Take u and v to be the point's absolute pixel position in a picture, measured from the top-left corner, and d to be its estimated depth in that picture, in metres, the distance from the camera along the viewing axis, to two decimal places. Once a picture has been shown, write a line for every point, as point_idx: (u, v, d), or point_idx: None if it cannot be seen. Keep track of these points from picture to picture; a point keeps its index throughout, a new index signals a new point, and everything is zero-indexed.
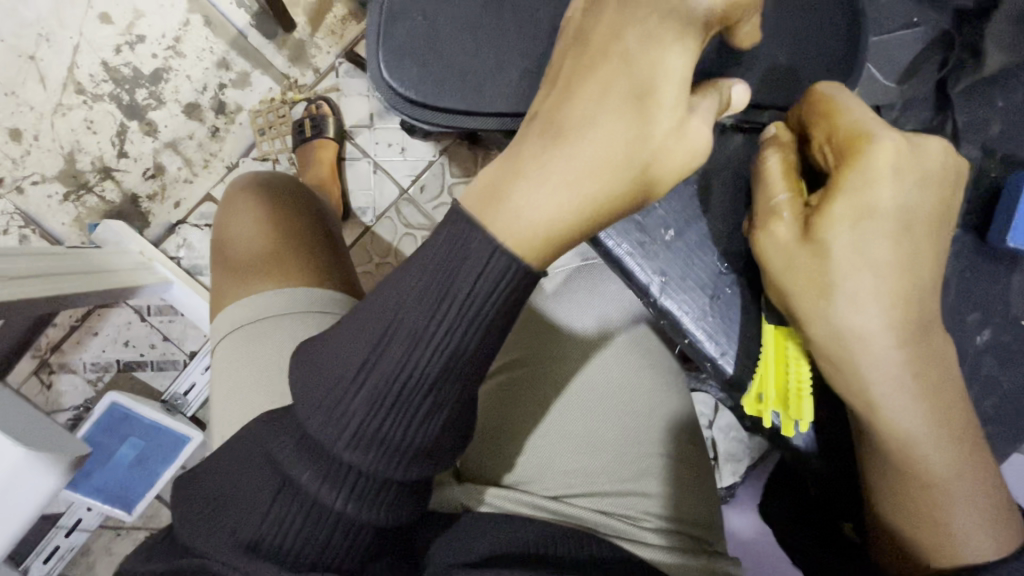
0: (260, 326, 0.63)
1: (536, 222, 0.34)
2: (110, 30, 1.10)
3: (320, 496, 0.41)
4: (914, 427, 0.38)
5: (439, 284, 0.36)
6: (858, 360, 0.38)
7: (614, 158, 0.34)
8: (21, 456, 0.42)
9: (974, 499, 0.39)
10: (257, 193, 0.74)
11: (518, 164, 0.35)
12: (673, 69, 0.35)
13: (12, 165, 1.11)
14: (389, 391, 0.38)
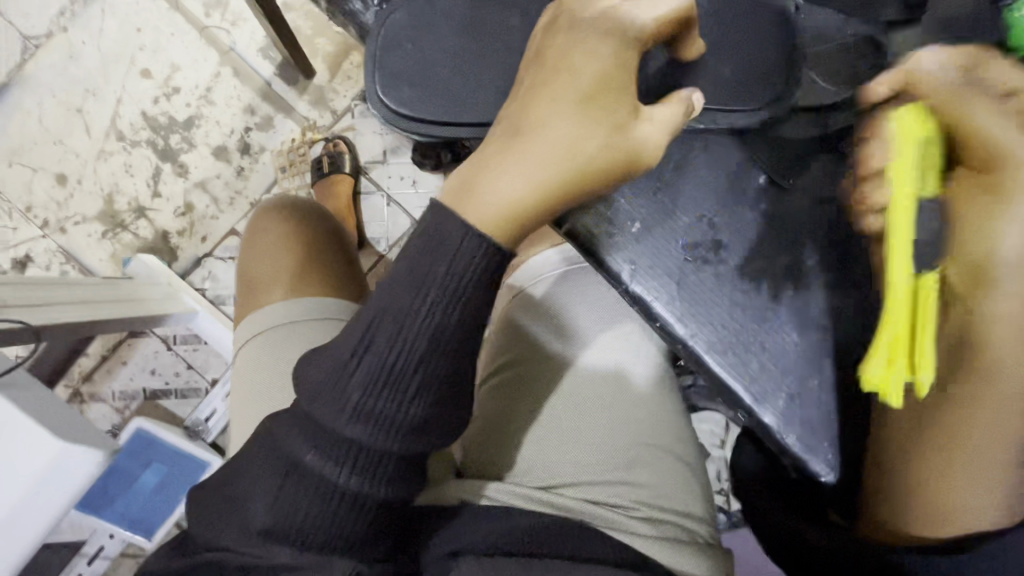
0: (275, 334, 0.68)
1: (502, 209, 0.39)
2: (149, 83, 1.22)
3: (323, 479, 0.43)
4: (1020, 415, 0.37)
5: (420, 273, 0.40)
6: (1000, 345, 0.36)
7: (575, 154, 0.39)
8: (60, 446, 0.51)
9: (998, 483, 0.38)
10: (274, 217, 0.80)
11: (486, 161, 0.40)
12: (617, 82, 0.40)
13: (57, 207, 1.21)
14: (381, 373, 0.41)
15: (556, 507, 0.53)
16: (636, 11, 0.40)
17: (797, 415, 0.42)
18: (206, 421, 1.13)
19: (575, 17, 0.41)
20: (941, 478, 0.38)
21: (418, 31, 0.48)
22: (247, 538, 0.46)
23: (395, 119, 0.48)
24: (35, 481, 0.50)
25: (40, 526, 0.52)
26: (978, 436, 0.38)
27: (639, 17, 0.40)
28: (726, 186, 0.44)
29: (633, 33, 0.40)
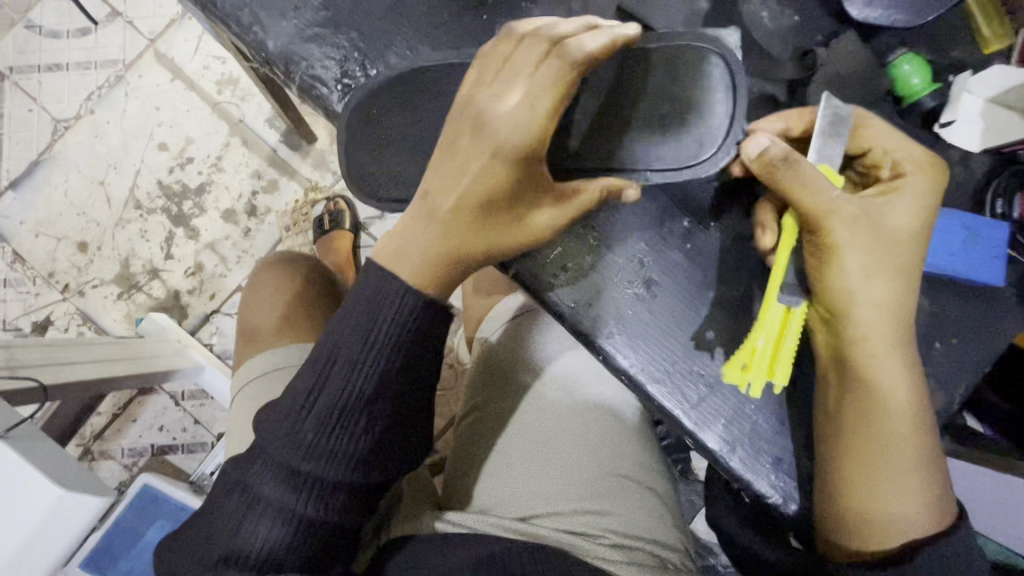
0: (265, 379, 0.73)
1: (426, 275, 0.45)
2: (165, 155, 1.33)
3: (283, 509, 0.47)
4: (902, 450, 0.42)
5: (367, 324, 0.45)
6: (858, 388, 0.42)
7: (486, 236, 0.44)
8: (59, 492, 0.54)
9: (913, 504, 0.42)
10: (274, 268, 0.87)
11: (415, 229, 0.44)
12: (519, 177, 0.41)
13: (78, 273, 1.30)
14: (333, 412, 0.46)
15: (528, 535, 0.55)
16: (529, 105, 0.39)
17: (729, 432, 0.46)
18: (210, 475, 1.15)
19: (482, 110, 0.41)
20: (867, 497, 0.42)
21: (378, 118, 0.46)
22: (212, 566, 0.48)
23: (372, 185, 0.47)
24: (37, 525, 0.54)
25: (44, 564, 0.56)
26: (888, 449, 0.42)
27: (536, 109, 0.39)
28: (662, 229, 0.48)
29: (530, 133, 0.39)
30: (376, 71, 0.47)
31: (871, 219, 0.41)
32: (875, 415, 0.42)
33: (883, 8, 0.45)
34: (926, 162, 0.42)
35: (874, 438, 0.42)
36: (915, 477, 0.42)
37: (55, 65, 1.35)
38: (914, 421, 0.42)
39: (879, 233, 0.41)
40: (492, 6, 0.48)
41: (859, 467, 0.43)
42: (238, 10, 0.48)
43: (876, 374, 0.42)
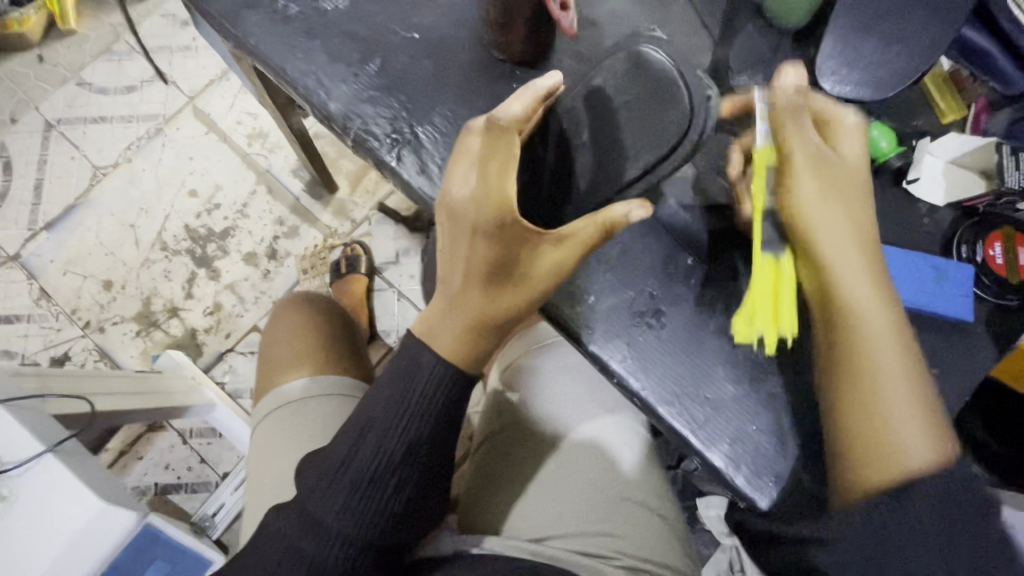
0: (288, 409, 0.79)
1: (454, 350, 0.51)
2: (195, 202, 1.42)
3: (316, 558, 0.53)
4: (892, 367, 0.46)
5: (400, 395, 0.53)
6: (848, 317, 0.47)
7: (496, 304, 0.48)
8: (103, 505, 0.58)
9: (913, 413, 0.45)
10: (289, 306, 0.95)
11: (433, 316, 0.51)
12: (502, 250, 0.46)
13: (100, 310, 1.35)
14: (367, 473, 0.53)
15: (544, 556, 0.59)
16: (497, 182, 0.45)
17: (737, 451, 0.50)
18: (212, 516, 1.18)
19: (449, 204, 0.47)
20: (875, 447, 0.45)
21: (427, 170, 0.54)
22: None
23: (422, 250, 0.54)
24: (73, 537, 0.57)
25: None
26: (882, 375, 0.46)
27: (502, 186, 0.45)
28: (665, 267, 0.54)
29: (501, 205, 0.45)
30: (422, 128, 0.55)
31: (828, 158, 0.47)
32: (866, 327, 0.46)
33: (853, 83, 0.52)
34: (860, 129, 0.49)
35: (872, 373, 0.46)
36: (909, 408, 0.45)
37: (100, 118, 1.47)
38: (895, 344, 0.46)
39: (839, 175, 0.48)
40: (520, 76, 0.56)
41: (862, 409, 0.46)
42: (304, 76, 0.56)
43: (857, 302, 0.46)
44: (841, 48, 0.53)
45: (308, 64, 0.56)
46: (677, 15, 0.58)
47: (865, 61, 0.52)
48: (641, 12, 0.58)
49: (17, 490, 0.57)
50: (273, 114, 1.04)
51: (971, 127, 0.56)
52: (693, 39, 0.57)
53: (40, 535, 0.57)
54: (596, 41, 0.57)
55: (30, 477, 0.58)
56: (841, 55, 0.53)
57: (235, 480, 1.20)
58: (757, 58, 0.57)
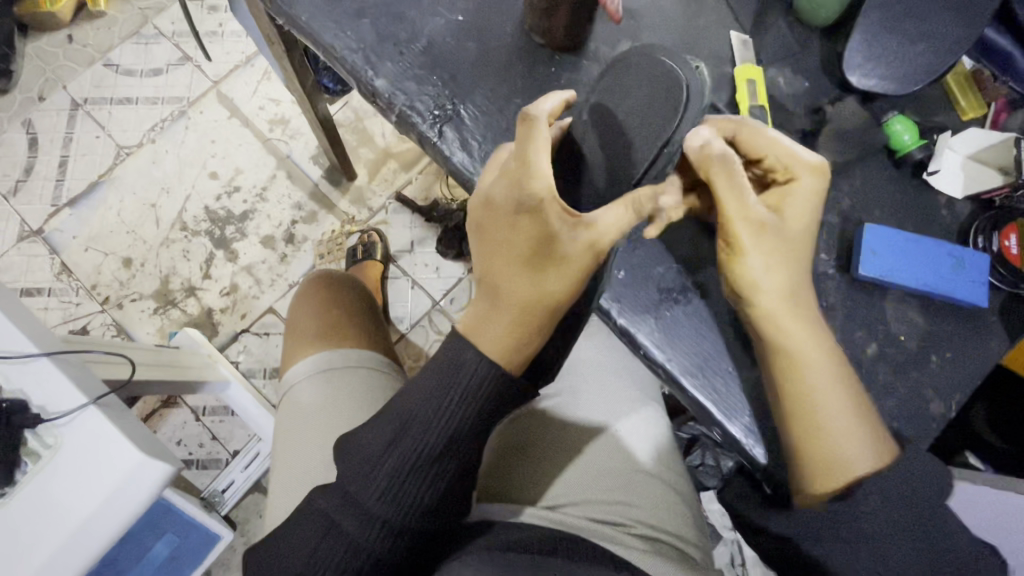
0: (315, 381, 0.81)
1: (501, 342, 0.51)
2: (215, 183, 1.43)
3: (352, 540, 0.53)
4: (821, 386, 0.48)
5: (443, 385, 0.52)
6: (778, 345, 0.49)
7: (542, 288, 0.50)
8: (141, 459, 0.61)
9: (848, 426, 0.48)
10: (313, 285, 0.98)
11: (481, 313, 0.52)
12: (545, 229, 0.49)
13: (119, 287, 1.37)
14: (406, 461, 0.53)
15: (568, 524, 0.63)
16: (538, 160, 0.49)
17: (758, 425, 0.52)
18: (222, 492, 1.19)
19: (488, 197, 0.52)
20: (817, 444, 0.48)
21: (467, 145, 0.57)
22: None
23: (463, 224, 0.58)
24: (116, 488, 0.60)
25: (110, 529, 0.60)
26: (816, 398, 0.49)
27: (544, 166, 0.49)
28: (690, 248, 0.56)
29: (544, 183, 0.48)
30: (463, 106, 0.57)
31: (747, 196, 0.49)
32: (792, 354, 0.49)
33: (877, 77, 0.55)
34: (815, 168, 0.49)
35: (803, 387, 0.49)
36: (846, 417, 0.48)
37: (126, 99, 1.48)
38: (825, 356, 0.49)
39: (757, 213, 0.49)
40: (557, 61, 0.58)
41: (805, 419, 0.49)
42: (352, 53, 0.59)
43: (790, 347, 0.49)
44: (870, 42, 0.55)
45: (356, 42, 0.59)
46: (711, 7, 0.60)
47: (892, 56, 0.55)
48: (676, 4, 0.60)
49: (61, 440, 0.60)
50: (301, 99, 1.06)
51: (990, 124, 0.58)
52: (725, 32, 0.60)
53: (83, 483, 0.60)
54: (631, 30, 0.59)
55: (72, 427, 0.61)
56: (869, 49, 0.55)
57: (245, 458, 1.22)
58: (786, 51, 0.59)
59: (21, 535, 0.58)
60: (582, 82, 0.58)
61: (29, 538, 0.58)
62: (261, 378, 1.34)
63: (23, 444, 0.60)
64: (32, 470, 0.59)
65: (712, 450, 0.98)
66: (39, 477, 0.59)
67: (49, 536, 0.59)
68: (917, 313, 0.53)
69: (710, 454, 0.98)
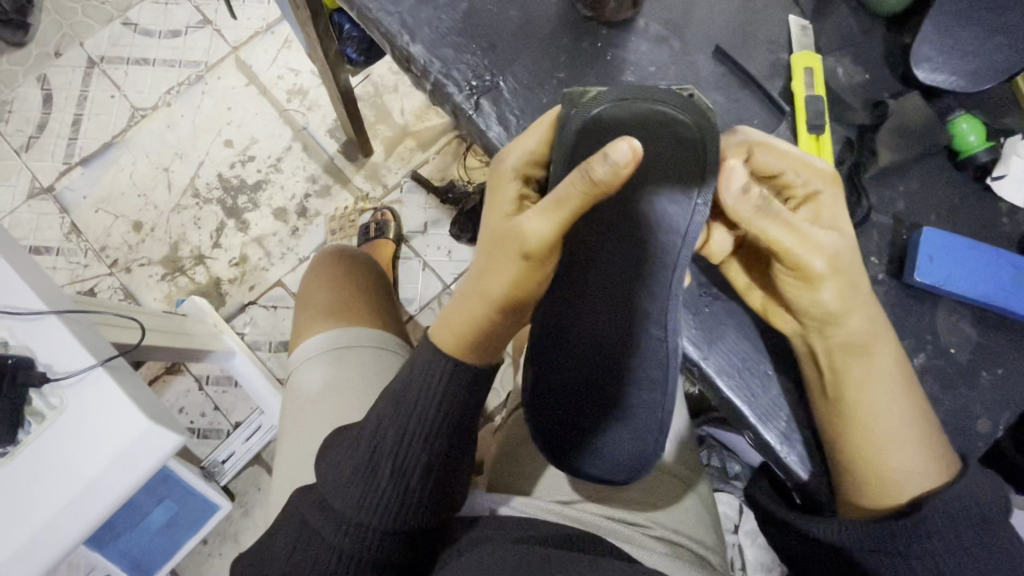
0: (323, 359, 0.79)
1: (453, 325, 0.50)
2: (230, 151, 1.40)
3: (331, 540, 0.53)
4: (893, 406, 0.47)
5: (419, 386, 0.52)
6: (862, 369, 0.47)
7: (487, 279, 0.47)
8: (148, 426, 0.59)
9: (921, 450, 0.46)
10: (329, 259, 0.96)
11: (453, 300, 0.52)
12: (501, 219, 0.47)
13: (128, 250, 1.35)
14: (383, 462, 0.53)
15: (579, 520, 0.62)
16: (510, 152, 0.48)
17: (794, 433, 0.50)
18: (222, 462, 1.19)
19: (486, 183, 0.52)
20: (874, 457, 0.47)
21: (504, 120, 0.54)
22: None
23: None
24: (121, 452, 0.58)
25: (111, 496, 0.58)
26: (886, 422, 0.47)
27: (514, 158, 0.48)
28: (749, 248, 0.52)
29: (507, 172, 0.48)
30: (503, 79, 0.54)
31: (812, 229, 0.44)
32: (869, 378, 0.47)
33: (945, 73, 0.53)
34: (829, 176, 0.46)
35: (869, 402, 0.47)
36: (911, 428, 0.46)
37: (143, 59, 1.45)
38: (897, 371, 0.47)
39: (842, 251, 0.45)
40: (605, 37, 0.55)
41: (866, 432, 0.47)
42: (388, 16, 0.55)
43: (867, 370, 0.47)
44: (941, 35, 0.53)
45: (393, 4, 0.56)
46: None
47: (960, 53, 0.53)
48: None
49: (65, 401, 0.58)
50: (323, 68, 1.03)
51: None
52: (784, 16, 0.56)
53: (87, 446, 0.58)
54: (683, 8, 0.56)
55: (77, 388, 0.59)
56: (939, 43, 0.53)
57: (246, 430, 1.21)
58: (847, 40, 0.56)
59: (20, 497, 0.57)
60: (630, 60, 0.55)
61: (29, 499, 0.57)
62: (266, 351, 1.32)
63: (28, 405, 0.58)
64: (35, 430, 0.58)
65: (718, 451, 0.98)
66: (42, 437, 0.58)
67: (50, 499, 0.57)
68: (969, 324, 0.50)
69: (717, 456, 0.98)
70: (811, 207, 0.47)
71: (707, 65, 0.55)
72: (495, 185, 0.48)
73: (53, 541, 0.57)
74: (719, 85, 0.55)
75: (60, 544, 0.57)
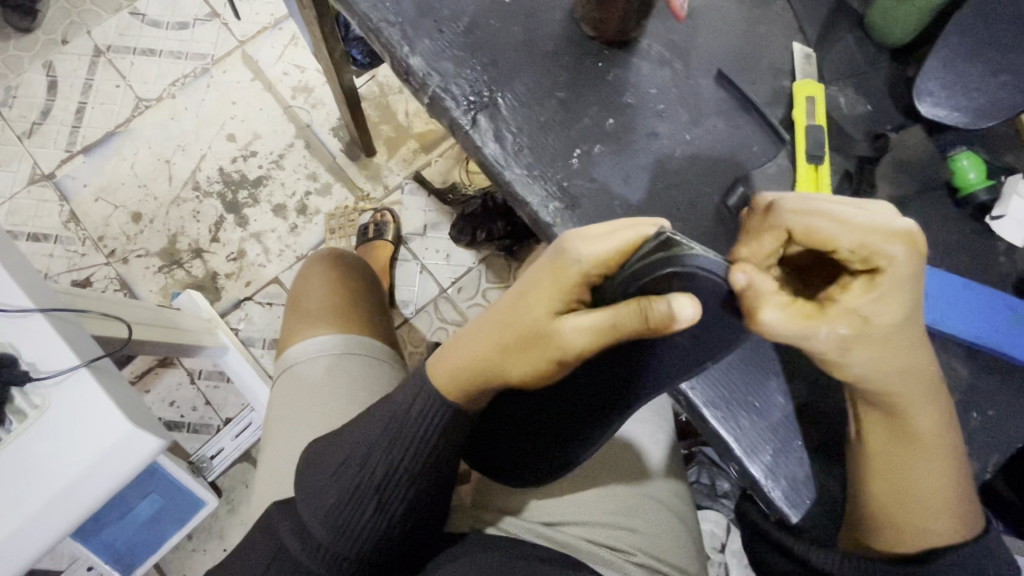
0: (312, 368, 0.79)
1: (448, 375, 0.48)
2: (232, 145, 1.40)
3: (306, 558, 0.53)
4: (936, 466, 0.47)
5: (408, 411, 0.51)
6: (912, 427, 0.46)
7: (500, 359, 0.44)
8: (130, 431, 0.58)
9: (957, 504, 0.47)
10: (326, 263, 0.95)
11: (456, 351, 0.47)
12: (537, 308, 0.41)
13: (126, 241, 1.35)
14: (364, 483, 0.52)
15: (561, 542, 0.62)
16: (584, 246, 0.40)
17: (780, 473, 0.50)
18: (211, 458, 1.18)
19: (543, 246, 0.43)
20: (900, 512, 0.47)
21: (502, 137, 0.53)
22: None
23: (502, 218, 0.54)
24: (102, 456, 0.58)
25: (91, 499, 0.58)
26: (927, 478, 0.47)
27: (584, 255, 0.40)
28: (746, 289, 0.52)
29: (572, 270, 0.40)
30: (502, 95, 0.54)
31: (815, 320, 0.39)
32: (918, 440, 0.47)
33: (948, 109, 0.52)
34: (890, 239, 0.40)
35: (906, 456, 0.47)
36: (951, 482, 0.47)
37: (149, 50, 1.45)
38: (943, 437, 0.46)
39: (872, 337, 0.41)
40: (606, 56, 0.55)
41: (890, 487, 0.48)
42: (389, 26, 0.55)
43: (918, 429, 0.46)
44: (946, 70, 0.52)
45: (395, 14, 0.55)
46: (775, 16, 0.56)
47: (964, 90, 0.52)
48: (739, 8, 0.56)
49: (48, 401, 0.58)
50: (327, 67, 1.02)
51: None
52: (789, 42, 0.56)
53: (67, 448, 0.57)
54: (687, 31, 0.56)
55: (62, 389, 0.58)
56: (944, 78, 0.52)
57: (237, 425, 1.20)
58: (851, 70, 0.56)
59: None
60: (632, 81, 0.54)
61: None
62: (260, 347, 1.31)
63: (10, 403, 0.57)
64: (16, 428, 0.57)
65: (708, 468, 0.97)
66: (22, 438, 0.57)
67: (24, 500, 0.56)
68: (963, 363, 0.50)
69: (706, 473, 0.97)
70: (864, 280, 0.40)
71: (709, 90, 0.55)
72: (548, 274, 0.41)
73: (26, 543, 0.56)
74: (721, 110, 0.54)
75: (33, 548, 0.57)
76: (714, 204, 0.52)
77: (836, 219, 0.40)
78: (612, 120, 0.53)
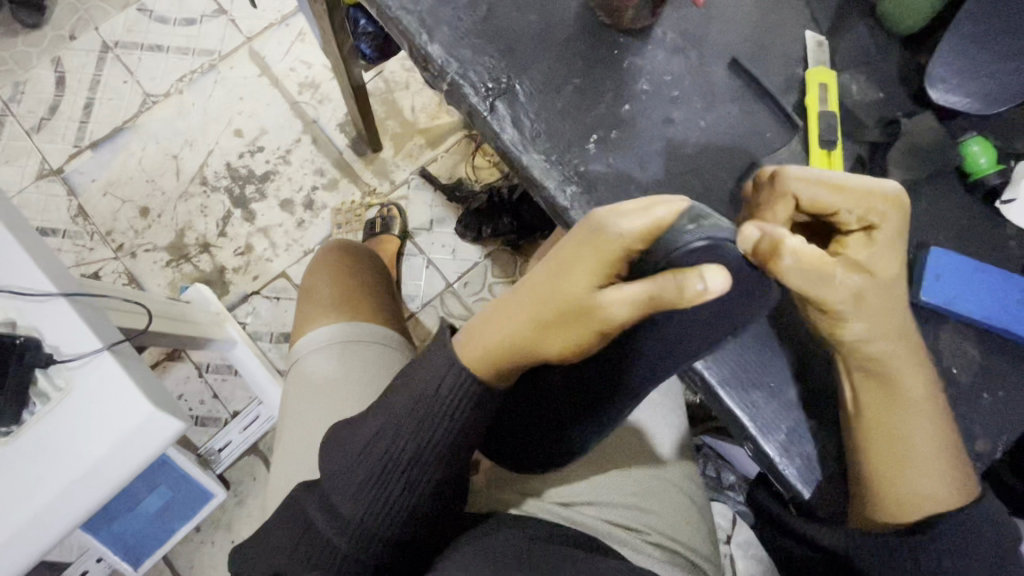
0: (327, 356, 0.79)
1: (484, 353, 0.49)
2: (239, 141, 1.41)
3: (332, 537, 0.54)
4: (922, 424, 0.48)
5: (431, 390, 0.52)
6: (894, 386, 0.48)
7: (539, 332, 0.46)
8: (151, 414, 0.59)
9: (946, 468, 0.48)
10: (335, 254, 0.96)
11: (489, 328, 0.48)
12: (579, 283, 0.42)
13: (133, 235, 1.36)
14: (389, 462, 0.53)
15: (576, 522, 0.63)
16: (623, 222, 0.40)
17: (797, 451, 0.50)
18: (218, 451, 1.18)
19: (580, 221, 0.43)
20: (892, 478, 0.48)
21: (519, 123, 0.54)
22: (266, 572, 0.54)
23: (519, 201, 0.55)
24: (124, 438, 0.58)
25: (112, 482, 0.58)
26: (915, 439, 0.48)
27: (626, 232, 0.40)
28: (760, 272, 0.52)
29: (611, 248, 0.41)
30: (519, 82, 0.55)
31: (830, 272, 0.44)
32: (900, 399, 0.48)
33: (959, 95, 0.53)
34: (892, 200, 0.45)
35: (893, 420, 0.48)
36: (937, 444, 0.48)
37: (157, 46, 1.46)
38: (928, 398, 0.48)
39: (881, 295, 0.46)
40: (621, 44, 0.56)
41: (886, 455, 0.48)
42: (407, 14, 0.56)
43: (901, 387, 0.48)
44: (956, 57, 0.53)
45: (413, 3, 0.56)
46: (787, 5, 0.57)
47: (975, 76, 0.54)
48: None
49: (71, 383, 0.59)
50: (336, 62, 1.02)
51: None
52: (800, 31, 0.57)
53: (90, 430, 0.58)
54: (701, 20, 0.57)
55: (85, 371, 0.59)
56: (954, 65, 0.53)
57: (246, 418, 1.20)
58: (862, 58, 0.57)
59: (19, 479, 0.57)
60: (647, 68, 0.55)
61: (27, 480, 0.57)
62: (267, 341, 1.32)
63: (34, 385, 0.58)
64: (40, 411, 0.58)
65: (714, 461, 0.99)
66: (47, 420, 0.58)
67: (49, 481, 0.57)
68: (973, 345, 0.51)
69: (713, 466, 0.98)
70: (861, 238, 0.46)
71: (723, 78, 0.55)
72: (589, 250, 0.41)
73: (48, 524, 0.57)
74: (734, 97, 0.55)
75: (56, 530, 0.57)
76: (728, 188, 0.53)
77: (833, 186, 0.44)
78: (627, 106, 0.54)
